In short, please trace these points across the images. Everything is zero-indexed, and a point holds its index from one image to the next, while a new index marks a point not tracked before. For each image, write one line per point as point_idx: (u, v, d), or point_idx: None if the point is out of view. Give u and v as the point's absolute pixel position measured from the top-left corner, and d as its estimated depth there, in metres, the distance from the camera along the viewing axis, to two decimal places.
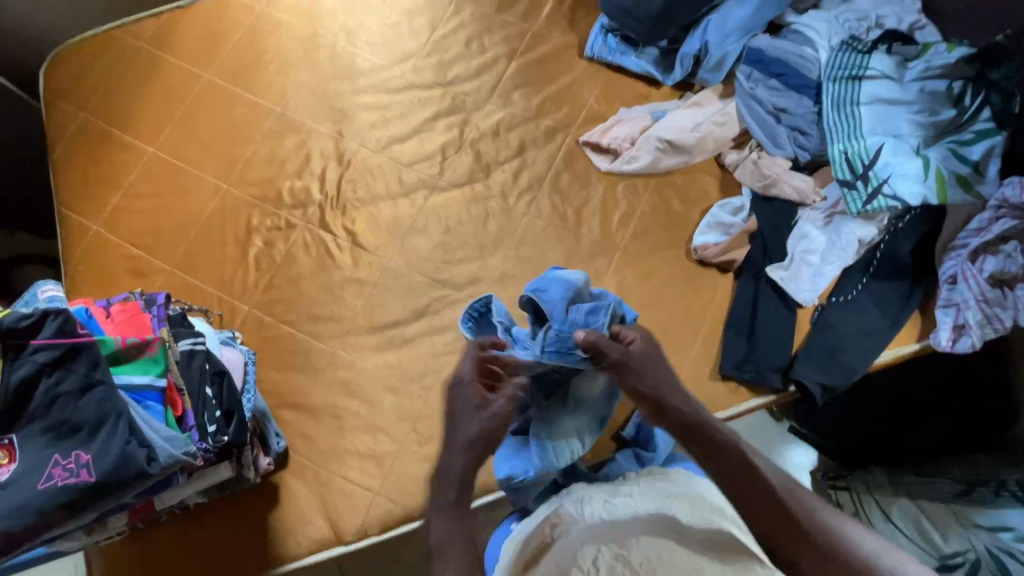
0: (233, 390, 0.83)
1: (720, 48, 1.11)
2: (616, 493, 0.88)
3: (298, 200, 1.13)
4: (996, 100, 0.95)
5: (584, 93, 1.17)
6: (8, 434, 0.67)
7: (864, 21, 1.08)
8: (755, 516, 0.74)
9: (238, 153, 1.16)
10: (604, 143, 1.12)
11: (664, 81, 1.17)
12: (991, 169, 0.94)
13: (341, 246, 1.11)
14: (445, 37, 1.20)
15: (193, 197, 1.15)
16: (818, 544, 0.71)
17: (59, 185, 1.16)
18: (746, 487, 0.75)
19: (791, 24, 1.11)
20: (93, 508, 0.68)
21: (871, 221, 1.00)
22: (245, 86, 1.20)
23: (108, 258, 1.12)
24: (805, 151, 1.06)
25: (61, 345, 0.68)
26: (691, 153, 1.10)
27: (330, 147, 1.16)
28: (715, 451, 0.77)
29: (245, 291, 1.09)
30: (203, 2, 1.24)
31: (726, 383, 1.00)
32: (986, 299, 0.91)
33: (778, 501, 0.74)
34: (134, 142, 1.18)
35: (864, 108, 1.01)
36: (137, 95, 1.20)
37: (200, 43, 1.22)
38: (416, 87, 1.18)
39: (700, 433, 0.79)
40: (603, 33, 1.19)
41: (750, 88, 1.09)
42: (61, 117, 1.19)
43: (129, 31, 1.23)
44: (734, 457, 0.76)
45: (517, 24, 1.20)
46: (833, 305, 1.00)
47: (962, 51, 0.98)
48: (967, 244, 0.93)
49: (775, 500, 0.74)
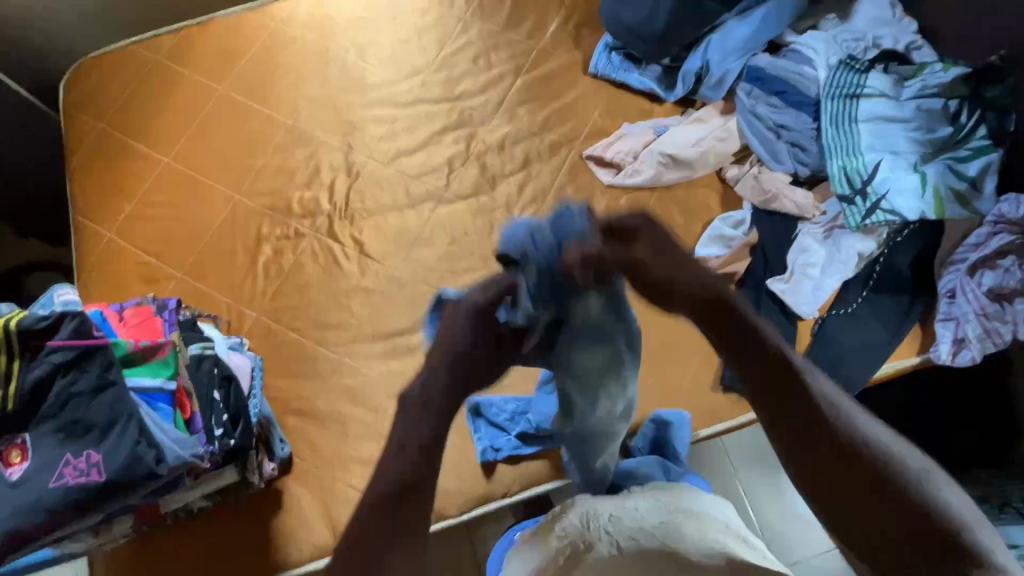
0: (241, 394, 0.85)
1: (721, 66, 1.13)
2: (622, 506, 0.86)
3: (308, 210, 1.16)
4: (992, 118, 0.97)
5: (588, 109, 1.19)
6: (22, 434, 0.69)
7: (861, 41, 1.10)
8: (782, 406, 0.60)
9: (250, 163, 1.19)
10: (607, 157, 1.14)
11: (667, 98, 1.20)
12: (988, 186, 0.95)
13: (348, 255, 1.13)
14: (453, 54, 1.24)
15: (206, 206, 1.18)
16: (851, 450, 0.59)
17: (76, 193, 1.20)
18: (792, 422, 0.61)
19: (791, 44, 1.13)
20: (102, 508, 0.69)
21: (871, 234, 1.01)
22: (258, 99, 1.23)
23: (121, 264, 1.15)
24: (805, 166, 1.08)
25: (77, 347, 0.70)
26: (693, 167, 1.12)
27: (340, 159, 1.19)
28: (764, 371, 0.61)
29: (254, 298, 1.11)
30: (220, 18, 1.28)
31: (727, 396, 1.02)
32: (985, 313, 0.91)
33: (808, 399, 0.60)
34: (149, 152, 1.21)
35: (862, 125, 1.03)
36: (154, 107, 1.23)
37: (215, 58, 1.25)
38: (424, 101, 1.21)
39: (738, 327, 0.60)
40: (607, 52, 1.22)
41: (751, 105, 1.11)
42: (79, 128, 1.23)
43: (147, 45, 1.27)
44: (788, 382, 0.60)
45: (524, 42, 1.24)
46: (833, 317, 1.01)
47: (957, 70, 1.00)
48: (965, 259, 0.94)
49: (805, 394, 0.60)
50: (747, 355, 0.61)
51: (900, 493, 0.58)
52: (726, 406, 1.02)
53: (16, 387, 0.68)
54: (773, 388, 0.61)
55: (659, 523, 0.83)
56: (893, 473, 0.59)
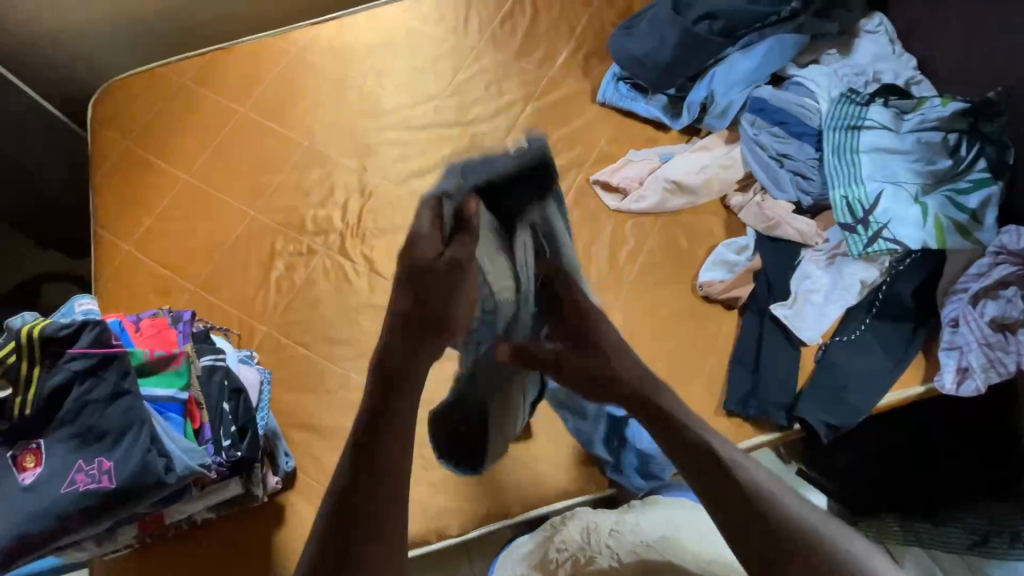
0: (249, 407, 0.87)
1: (725, 97, 1.17)
2: (622, 520, 0.93)
3: (321, 228, 1.19)
4: (991, 152, 0.99)
5: (595, 136, 1.23)
6: (37, 439, 0.71)
7: (862, 76, 1.14)
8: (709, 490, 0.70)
9: (267, 182, 1.23)
10: (613, 182, 1.17)
11: (672, 126, 1.23)
12: (989, 218, 0.97)
13: (358, 272, 1.16)
14: (466, 81, 1.28)
15: (222, 222, 1.21)
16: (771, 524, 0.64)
17: (98, 207, 1.24)
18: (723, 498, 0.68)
19: (793, 77, 1.17)
20: (110, 515, 0.70)
21: (873, 263, 1.02)
22: (277, 120, 1.28)
23: (137, 276, 1.18)
24: (808, 194, 1.10)
25: (95, 355, 0.72)
26: (697, 194, 1.15)
27: (354, 179, 1.22)
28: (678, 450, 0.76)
29: (265, 312, 1.14)
30: (244, 43, 1.34)
31: (732, 420, 1.01)
32: (988, 343, 0.91)
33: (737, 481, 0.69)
34: (170, 169, 1.25)
35: (864, 156, 1.06)
36: (177, 126, 1.28)
37: (238, 81, 1.31)
38: (437, 125, 1.25)
39: (667, 424, 0.79)
40: (614, 81, 1.25)
41: (754, 134, 1.14)
42: (104, 144, 1.28)
43: (172, 68, 1.33)
44: (725, 469, 0.71)
45: (534, 71, 1.28)
46: (836, 343, 1.02)
47: (956, 105, 1.02)
48: (967, 288, 0.95)
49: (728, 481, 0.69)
50: (663, 427, 0.78)
51: (834, 549, 0.62)
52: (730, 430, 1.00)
53: (34, 393, 0.70)
54: (697, 458, 0.73)
55: (657, 537, 0.89)
56: (817, 536, 0.64)
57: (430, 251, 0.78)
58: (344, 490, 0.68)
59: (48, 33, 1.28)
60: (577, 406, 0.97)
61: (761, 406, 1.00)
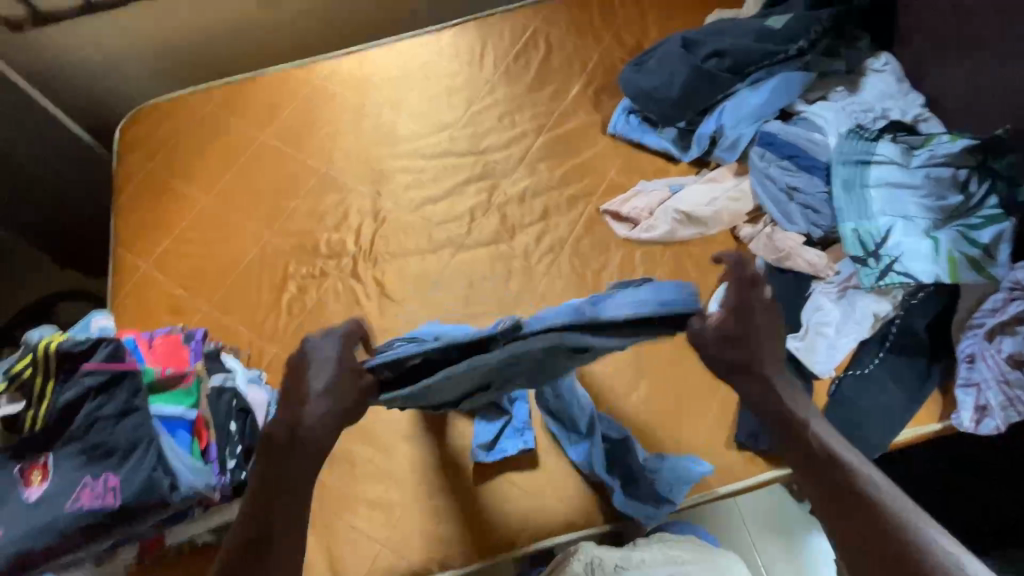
0: (256, 428, 0.85)
1: (734, 130, 1.19)
2: (629, 557, 0.90)
3: (334, 251, 1.21)
4: (1002, 188, 0.99)
5: (606, 166, 1.25)
6: (45, 455, 0.71)
7: (869, 113, 1.15)
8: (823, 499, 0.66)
9: (283, 206, 1.26)
10: (623, 212, 1.18)
11: (682, 158, 1.25)
12: (1003, 253, 0.95)
13: (369, 295, 1.17)
14: (480, 112, 1.32)
15: (238, 244, 1.24)
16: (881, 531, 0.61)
17: (119, 227, 1.27)
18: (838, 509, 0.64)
19: (801, 112, 1.19)
20: (113, 533, 0.70)
21: (885, 296, 1.01)
22: (295, 147, 1.31)
23: (152, 296, 1.20)
24: (818, 228, 1.11)
25: (109, 371, 0.72)
26: (707, 225, 1.15)
27: (368, 205, 1.25)
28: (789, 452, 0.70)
29: (275, 333, 1.15)
30: (268, 74, 1.39)
31: (743, 454, 1.00)
32: (1006, 380, 0.90)
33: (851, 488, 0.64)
34: (190, 192, 1.29)
35: (874, 190, 1.07)
36: (200, 151, 1.32)
37: (260, 109, 1.36)
38: (450, 154, 1.28)
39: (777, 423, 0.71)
40: (625, 114, 1.28)
41: (763, 167, 1.15)
42: (129, 167, 1.32)
43: (198, 96, 1.38)
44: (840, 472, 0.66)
45: (546, 103, 1.32)
46: (849, 377, 1.00)
47: (965, 142, 1.02)
48: (983, 323, 0.94)
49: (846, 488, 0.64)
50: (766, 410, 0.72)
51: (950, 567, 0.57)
52: (741, 467, 1.00)
53: (48, 408, 0.70)
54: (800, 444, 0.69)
55: None
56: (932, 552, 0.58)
57: (311, 406, 0.68)
58: (253, 523, 0.65)
59: (84, 62, 1.34)
60: (572, 423, 0.99)
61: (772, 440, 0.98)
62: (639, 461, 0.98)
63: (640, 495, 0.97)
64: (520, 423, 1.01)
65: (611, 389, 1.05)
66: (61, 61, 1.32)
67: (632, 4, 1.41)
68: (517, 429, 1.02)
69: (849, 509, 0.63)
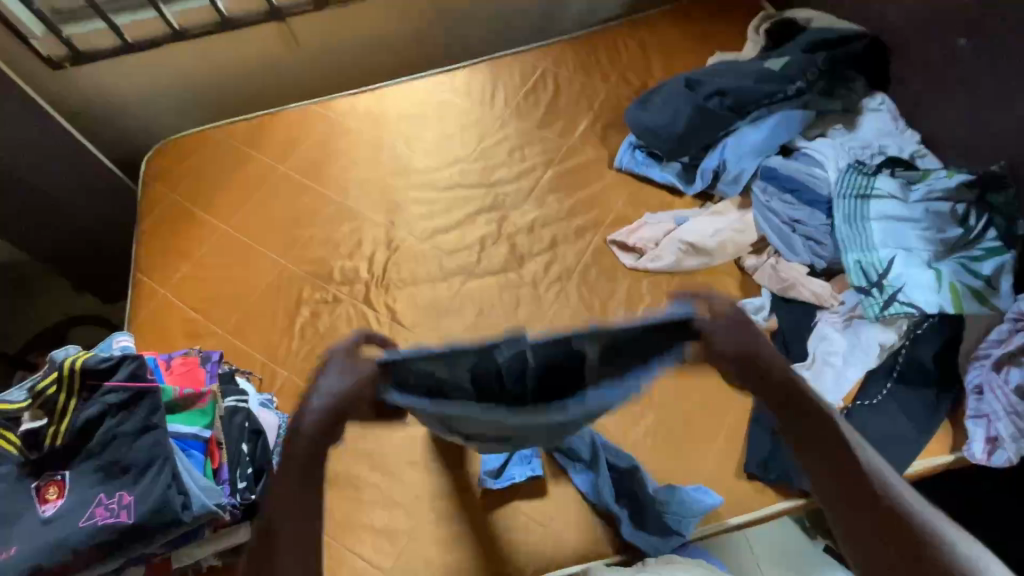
0: (267, 449, 0.86)
1: (737, 165, 1.23)
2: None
3: (347, 278, 1.24)
4: (1000, 222, 1.02)
5: (612, 199, 1.29)
6: (63, 471, 0.72)
7: (867, 149, 1.19)
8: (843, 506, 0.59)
9: (300, 234, 1.30)
10: (630, 242, 1.21)
11: (686, 191, 1.29)
12: (1004, 285, 0.98)
13: (380, 321, 1.19)
14: (491, 147, 1.38)
15: (254, 270, 1.27)
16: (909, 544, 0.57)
17: (141, 252, 1.31)
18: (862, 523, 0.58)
19: (801, 148, 1.22)
20: (124, 552, 0.70)
21: (891, 325, 1.02)
22: (313, 178, 1.37)
23: (169, 320, 1.23)
24: (821, 259, 1.13)
25: (130, 389, 0.74)
26: (712, 255, 1.18)
27: (381, 234, 1.29)
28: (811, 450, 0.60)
29: (286, 358, 1.17)
30: (289, 110, 1.46)
31: (752, 484, 0.99)
32: (1017, 412, 0.89)
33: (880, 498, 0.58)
34: (211, 221, 1.33)
35: (875, 223, 1.08)
36: (222, 182, 1.38)
37: (281, 142, 1.42)
38: (462, 186, 1.33)
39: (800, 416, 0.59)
40: (630, 149, 1.33)
41: (766, 200, 1.19)
42: (154, 196, 1.38)
43: (222, 130, 1.45)
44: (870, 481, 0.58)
45: (555, 139, 1.37)
46: (860, 407, 1.00)
47: (961, 177, 1.06)
48: (989, 354, 0.95)
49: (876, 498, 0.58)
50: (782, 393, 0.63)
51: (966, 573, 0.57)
52: (750, 497, 0.99)
53: (68, 424, 0.73)
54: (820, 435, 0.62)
55: None
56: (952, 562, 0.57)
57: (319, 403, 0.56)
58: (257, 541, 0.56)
59: (116, 98, 1.42)
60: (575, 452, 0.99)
61: (782, 470, 0.98)
62: (649, 491, 0.96)
63: (651, 529, 0.96)
64: (527, 450, 1.01)
65: (618, 417, 1.06)
66: (96, 97, 1.40)
67: (637, 47, 1.49)
68: (525, 457, 1.02)
69: (874, 522, 0.58)
